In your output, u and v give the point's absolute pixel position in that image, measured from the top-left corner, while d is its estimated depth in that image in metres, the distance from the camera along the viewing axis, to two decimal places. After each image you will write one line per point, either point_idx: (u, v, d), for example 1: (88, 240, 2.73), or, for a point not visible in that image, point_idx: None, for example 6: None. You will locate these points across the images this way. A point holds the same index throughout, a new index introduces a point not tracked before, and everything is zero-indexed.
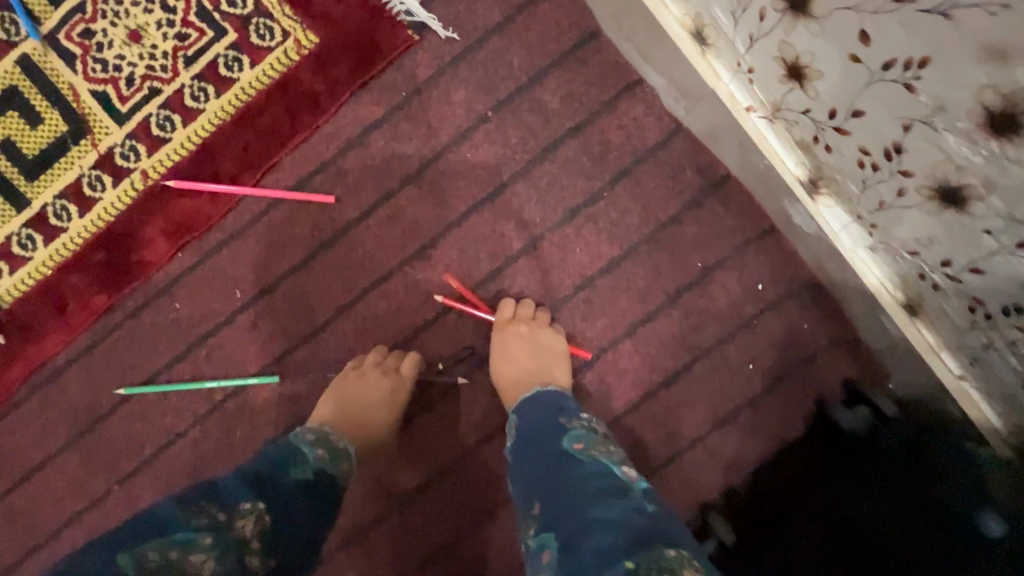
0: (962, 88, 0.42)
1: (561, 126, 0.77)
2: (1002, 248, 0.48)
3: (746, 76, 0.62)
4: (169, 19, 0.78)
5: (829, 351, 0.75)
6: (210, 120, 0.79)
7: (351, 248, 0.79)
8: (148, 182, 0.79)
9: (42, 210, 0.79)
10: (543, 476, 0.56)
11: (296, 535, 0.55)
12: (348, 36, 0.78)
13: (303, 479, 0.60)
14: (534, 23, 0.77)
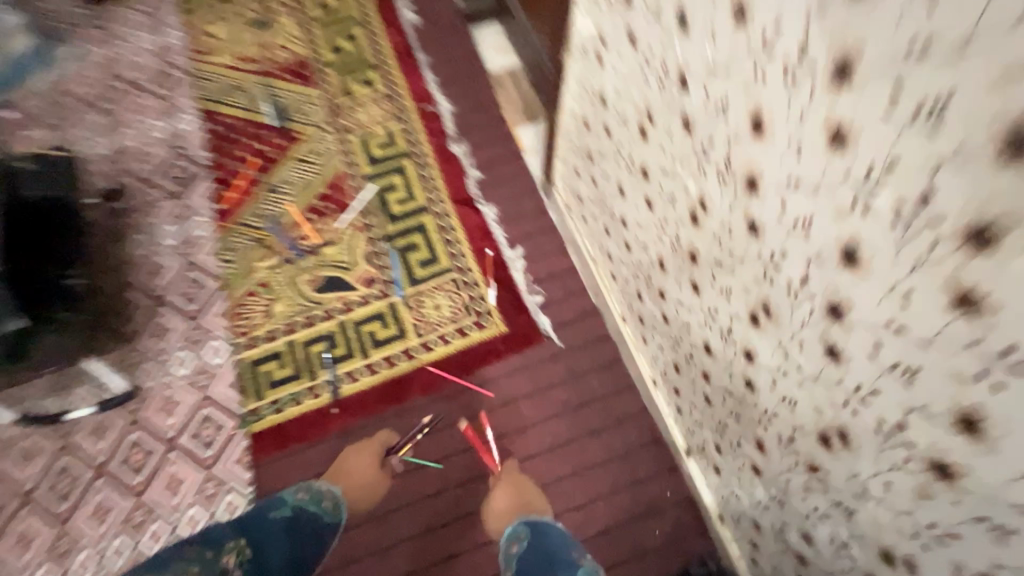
0: (862, 368, 0.43)
1: (566, 320, 1.08)
2: (852, 498, 0.50)
3: (694, 279, 0.67)
4: (369, 210, 1.19)
5: (693, 527, 0.92)
6: (357, 286, 1.12)
7: (451, 404, 1.02)
8: (299, 299, 1.11)
9: (240, 290, 1.11)
10: None
11: (275, 554, 0.87)
12: (480, 251, 1.14)
13: (283, 522, 0.90)
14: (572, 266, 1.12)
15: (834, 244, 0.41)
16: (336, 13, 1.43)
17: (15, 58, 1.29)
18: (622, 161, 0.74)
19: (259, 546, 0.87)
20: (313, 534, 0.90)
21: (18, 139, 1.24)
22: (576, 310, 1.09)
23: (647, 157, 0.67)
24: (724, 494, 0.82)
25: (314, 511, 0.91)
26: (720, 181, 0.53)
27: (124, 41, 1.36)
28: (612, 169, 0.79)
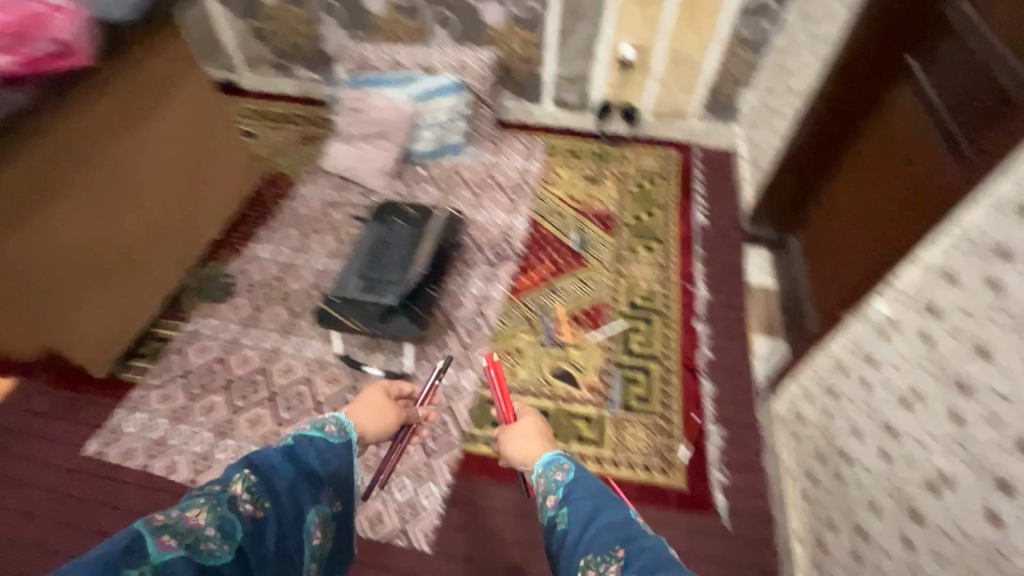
0: None
1: (739, 507, 1.20)
2: None
3: (907, 544, 0.79)
4: (613, 338, 1.48)
5: None
6: (581, 388, 1.38)
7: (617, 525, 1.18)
8: (536, 376, 1.41)
9: (500, 349, 1.45)
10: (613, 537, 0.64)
11: (310, 468, 0.80)
12: (687, 413, 1.34)
13: (282, 452, 0.79)
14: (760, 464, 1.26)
15: None
16: (645, 193, 1.88)
17: (450, 144, 1.91)
18: (869, 419, 0.92)
19: (263, 482, 0.74)
20: (328, 464, 0.82)
21: (419, 188, 1.86)
22: (750, 503, 1.21)
23: (901, 422, 0.83)
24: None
25: (328, 434, 0.85)
26: (977, 486, 0.68)
27: (504, 157, 1.96)
28: (853, 418, 0.96)
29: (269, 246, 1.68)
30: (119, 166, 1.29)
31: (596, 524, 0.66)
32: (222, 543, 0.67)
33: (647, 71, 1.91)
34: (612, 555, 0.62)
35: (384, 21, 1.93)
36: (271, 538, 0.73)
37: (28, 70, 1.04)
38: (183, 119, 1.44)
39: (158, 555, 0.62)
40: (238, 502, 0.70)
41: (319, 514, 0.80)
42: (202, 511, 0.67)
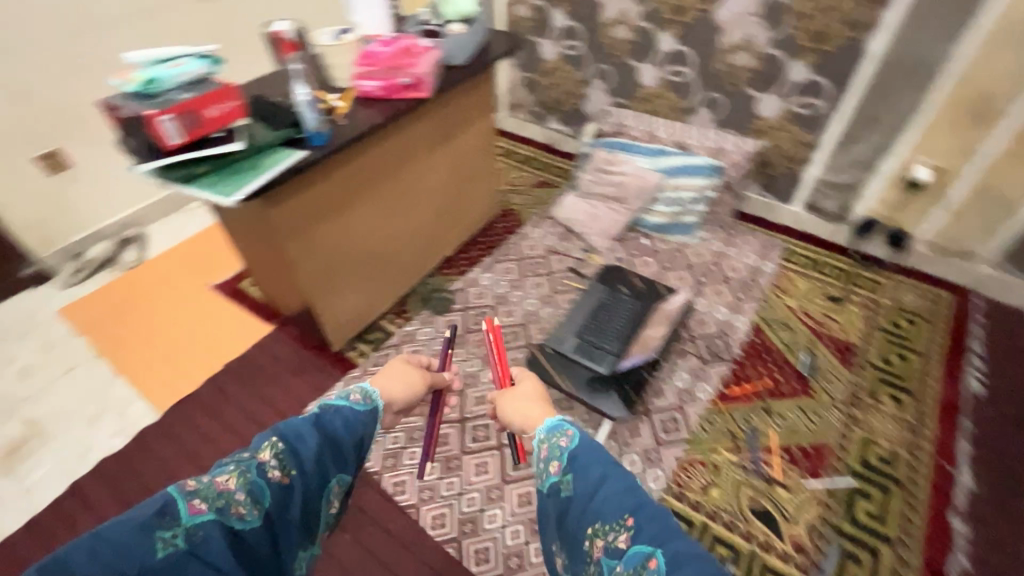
0: None
1: None
2: None
3: None
4: (835, 497, 1.25)
5: None
6: (785, 544, 1.18)
7: None
8: (733, 507, 1.23)
9: (696, 459, 1.30)
10: (621, 501, 0.72)
11: (334, 440, 0.84)
12: None
13: (309, 422, 0.83)
14: None
15: None
16: (902, 332, 1.60)
17: (682, 223, 1.85)
18: None
19: (293, 452, 0.78)
20: (353, 438, 0.87)
21: (640, 258, 1.82)
22: None
23: None
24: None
25: (351, 404, 0.91)
26: None
27: (736, 250, 1.83)
28: None
29: (489, 275, 1.77)
30: (413, 177, 1.47)
31: (603, 493, 0.74)
32: (252, 507, 0.71)
33: (939, 198, 1.66)
34: (619, 522, 0.70)
35: (651, 93, 1.98)
36: (296, 504, 0.76)
37: (385, 93, 1.25)
38: (466, 148, 1.62)
39: (190, 518, 0.65)
40: (265, 469, 0.74)
41: (338, 480, 0.84)
42: (234, 477, 0.71)
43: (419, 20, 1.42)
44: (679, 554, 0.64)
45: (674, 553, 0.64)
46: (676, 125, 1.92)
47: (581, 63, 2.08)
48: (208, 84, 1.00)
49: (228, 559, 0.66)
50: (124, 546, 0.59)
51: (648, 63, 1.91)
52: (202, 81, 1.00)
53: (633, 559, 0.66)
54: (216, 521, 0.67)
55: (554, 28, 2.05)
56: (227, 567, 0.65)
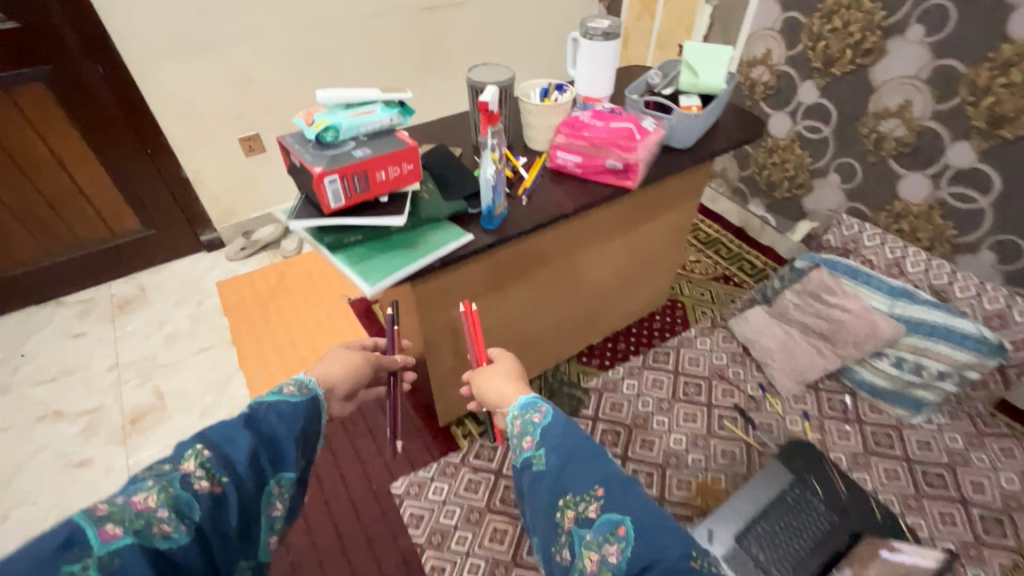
0: None
1: None
2: None
3: None
4: None
5: None
6: None
7: None
8: None
9: None
10: (583, 460, 0.71)
11: (283, 437, 0.63)
12: None
13: (247, 417, 0.63)
14: None
15: None
16: None
17: (912, 396, 1.36)
18: None
19: (228, 453, 0.58)
20: (292, 434, 0.64)
21: (835, 425, 1.39)
22: None
23: None
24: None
25: (286, 397, 0.68)
26: None
27: (986, 459, 1.30)
28: None
29: (634, 382, 1.47)
30: (580, 264, 1.23)
31: (578, 468, 0.70)
32: (180, 523, 0.51)
33: None
34: (588, 490, 0.67)
35: (910, 210, 1.50)
36: (234, 518, 0.56)
37: (581, 171, 1.02)
38: (651, 238, 1.33)
39: (102, 546, 0.47)
40: (187, 478, 0.54)
41: (283, 479, 0.62)
42: (153, 493, 0.52)
43: (646, 82, 1.16)
44: (647, 530, 0.63)
45: (643, 526, 0.64)
46: (938, 263, 1.42)
47: (818, 151, 1.67)
48: (394, 138, 0.85)
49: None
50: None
51: (919, 173, 1.45)
52: (385, 132, 0.85)
53: (602, 523, 0.65)
54: (135, 546, 0.48)
55: (795, 102, 1.67)
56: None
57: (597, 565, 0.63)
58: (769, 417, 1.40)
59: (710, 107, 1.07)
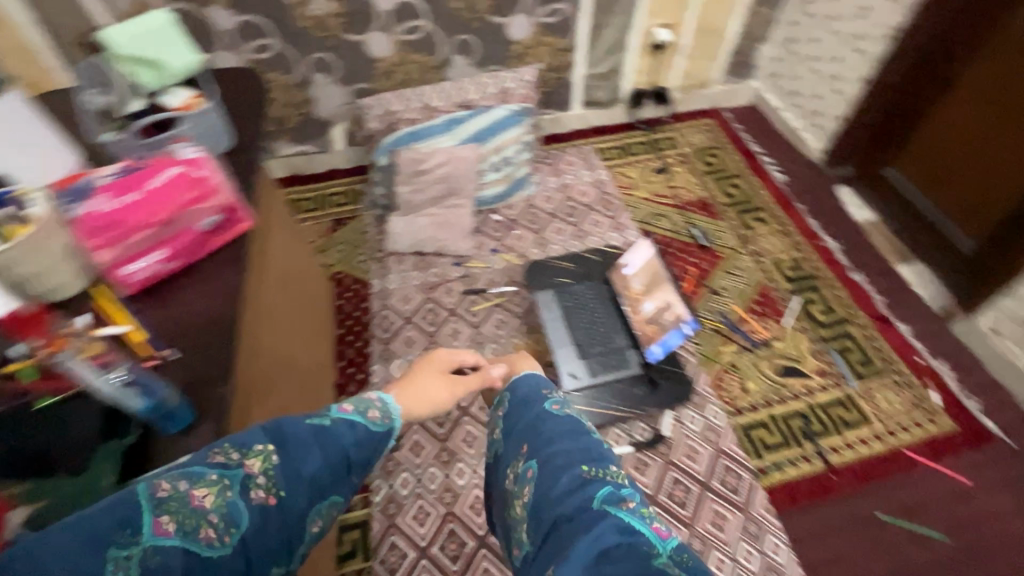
0: None
1: (993, 417, 1.28)
2: None
3: None
4: (804, 315, 1.47)
5: None
6: (810, 380, 1.34)
7: (947, 499, 1.16)
8: (777, 390, 1.33)
9: (728, 372, 1.36)
10: (529, 427, 0.71)
11: (345, 456, 0.57)
12: (906, 355, 1.38)
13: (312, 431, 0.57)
14: (974, 370, 1.36)
15: None
16: (720, 166, 1.87)
17: (516, 179, 1.71)
18: None
19: (291, 464, 0.53)
20: (361, 457, 0.59)
21: (510, 236, 1.66)
22: (1003, 416, 1.29)
23: None
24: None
25: (365, 421, 0.61)
26: None
27: (571, 176, 1.82)
28: None
29: (400, 360, 1.40)
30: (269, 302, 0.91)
31: (517, 428, 0.72)
32: (224, 532, 0.48)
33: (677, 48, 1.84)
34: (522, 452, 0.69)
35: (392, 62, 1.63)
36: (272, 543, 0.51)
37: (180, 259, 0.69)
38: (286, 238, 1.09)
39: (151, 536, 0.45)
40: (246, 486, 0.50)
41: (330, 504, 0.57)
42: (213, 492, 0.49)
43: (92, 112, 0.80)
44: (558, 476, 0.62)
45: (562, 478, 0.62)
46: (445, 86, 1.65)
47: (286, 65, 1.56)
48: None
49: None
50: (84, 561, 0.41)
51: (373, 31, 1.54)
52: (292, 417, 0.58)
53: (523, 475, 0.66)
54: (178, 546, 0.45)
55: (218, 34, 1.44)
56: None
57: (523, 504, 0.64)
58: (487, 275, 1.57)
59: (203, 90, 0.83)
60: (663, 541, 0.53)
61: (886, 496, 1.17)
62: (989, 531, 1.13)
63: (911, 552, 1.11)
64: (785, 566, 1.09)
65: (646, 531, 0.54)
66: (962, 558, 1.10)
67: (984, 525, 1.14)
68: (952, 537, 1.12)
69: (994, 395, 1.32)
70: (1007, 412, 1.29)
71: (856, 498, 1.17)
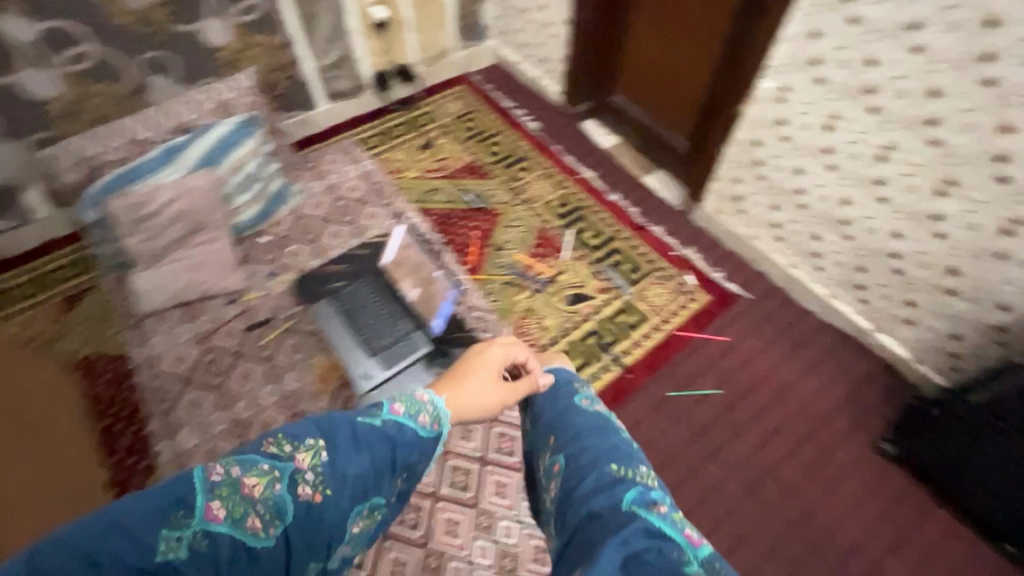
0: (993, 207, 1.00)
1: (734, 279, 1.54)
2: (1001, 281, 1.05)
3: (842, 222, 1.27)
4: (579, 244, 1.61)
5: (882, 385, 1.34)
6: (595, 300, 1.49)
7: (715, 359, 1.38)
8: (571, 319, 1.45)
9: (526, 318, 1.45)
10: (557, 419, 0.78)
11: (388, 457, 0.70)
12: (663, 253, 1.59)
13: (356, 440, 0.69)
14: (714, 247, 1.61)
15: (991, 140, 0.95)
16: (479, 129, 1.93)
17: (273, 194, 1.60)
18: (775, 167, 1.35)
19: (335, 467, 0.66)
20: (409, 455, 0.72)
21: (285, 255, 1.55)
22: (741, 277, 1.54)
23: (817, 164, 1.25)
24: (943, 366, 1.24)
25: (418, 424, 0.74)
26: (883, 152, 1.11)
27: (336, 174, 1.75)
28: (773, 172, 1.36)
29: (189, 425, 1.25)
30: None
31: (546, 424, 0.79)
32: (269, 523, 0.62)
33: (401, 24, 1.83)
34: (550, 441, 0.76)
35: (70, 100, 1.38)
36: (314, 530, 0.65)
37: None
38: None
39: (202, 521, 0.59)
40: (296, 481, 0.64)
41: (371, 503, 0.70)
42: (260, 481, 0.63)
43: None
44: (592, 470, 0.69)
45: (595, 473, 0.69)
46: (149, 113, 1.45)
47: None
48: None
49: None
50: (136, 521, 0.55)
51: (23, 69, 1.28)
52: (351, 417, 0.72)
53: (552, 468, 0.73)
54: (229, 531, 0.59)
55: None
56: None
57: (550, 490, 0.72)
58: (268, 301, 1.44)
59: None
60: (693, 546, 0.59)
61: (672, 375, 1.35)
62: (749, 371, 1.36)
63: (700, 412, 1.30)
64: None
65: (678, 535, 0.60)
66: (734, 401, 1.32)
67: (744, 369, 1.37)
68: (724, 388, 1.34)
69: (732, 261, 1.58)
70: (743, 271, 1.55)
71: (650, 387, 1.33)
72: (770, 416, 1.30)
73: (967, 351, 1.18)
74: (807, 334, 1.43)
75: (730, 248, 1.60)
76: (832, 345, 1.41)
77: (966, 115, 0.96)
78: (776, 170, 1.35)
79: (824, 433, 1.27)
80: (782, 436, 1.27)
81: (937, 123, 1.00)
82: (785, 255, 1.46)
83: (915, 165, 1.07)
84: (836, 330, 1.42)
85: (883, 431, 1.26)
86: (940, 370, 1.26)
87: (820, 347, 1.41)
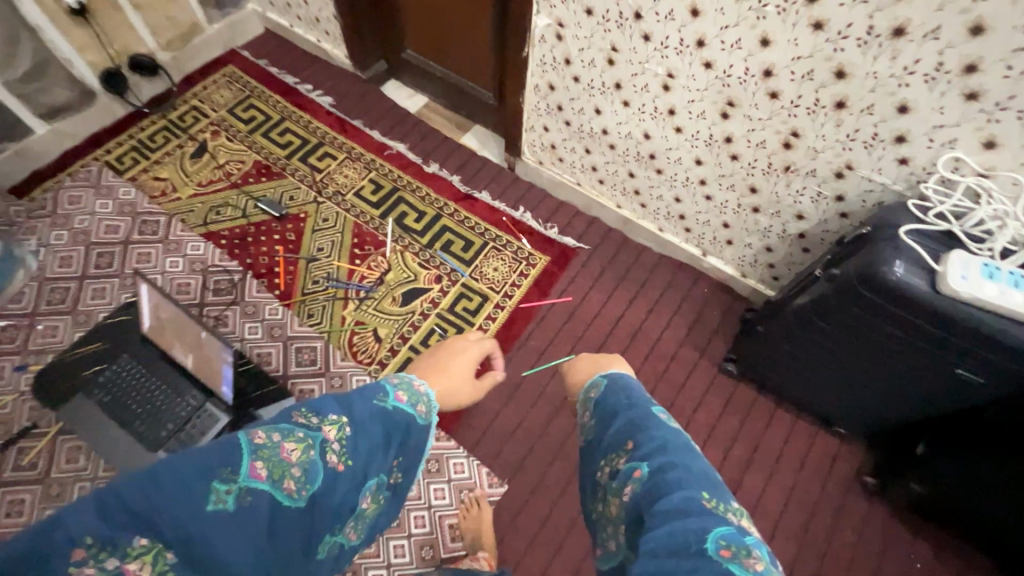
0: (770, 123, 0.97)
1: (569, 231, 1.46)
2: (793, 192, 1.05)
3: (650, 157, 1.21)
4: (403, 232, 1.44)
5: (721, 305, 1.36)
6: (431, 292, 1.35)
7: (564, 324, 1.32)
8: (408, 320, 1.31)
9: (357, 333, 1.28)
10: (632, 428, 0.84)
11: (388, 441, 0.70)
12: (494, 220, 1.47)
13: (375, 414, 0.70)
14: (544, 200, 1.51)
15: (753, 57, 0.89)
16: (262, 117, 1.63)
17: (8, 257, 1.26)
18: (576, 111, 1.24)
19: (356, 440, 0.65)
20: (410, 427, 0.74)
21: (34, 337, 1.22)
22: (575, 227, 1.47)
23: (612, 100, 1.15)
24: (766, 277, 1.28)
25: (417, 413, 0.76)
26: (665, 80, 1.03)
27: (84, 216, 1.39)
28: (574, 116, 1.26)
29: None
30: None
31: (611, 429, 0.88)
32: (300, 487, 0.58)
33: (113, 5, 1.43)
34: (623, 448, 0.82)
35: None
36: (337, 501, 0.62)
37: None
38: None
39: (247, 478, 0.54)
40: (325, 451, 0.62)
41: (375, 480, 0.70)
42: (298, 444, 0.60)
43: None
44: (684, 491, 0.68)
45: (685, 492, 0.67)
46: None
47: None
48: None
49: (249, 555, 0.51)
50: (191, 475, 0.50)
51: None
52: (363, 395, 0.72)
53: (627, 476, 0.77)
54: (263, 491, 0.54)
55: None
56: (261, 565, 0.52)
57: (619, 492, 0.76)
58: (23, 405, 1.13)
59: None
60: None
61: (523, 354, 1.28)
62: (597, 327, 1.33)
63: (557, 385, 1.24)
64: (471, 477, 1.13)
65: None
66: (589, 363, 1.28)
67: (592, 326, 1.33)
68: (577, 352, 1.30)
69: (564, 212, 1.49)
70: (577, 220, 1.48)
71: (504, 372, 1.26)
72: (625, 368, 1.28)
73: (781, 261, 1.21)
74: (649, 272, 1.40)
75: (560, 199, 1.51)
76: (672, 277, 1.40)
77: (727, 33, 0.89)
78: (578, 113, 1.24)
79: (675, 370, 1.28)
80: (639, 384, 1.26)
81: (705, 44, 0.93)
82: (611, 196, 1.40)
83: (696, 92, 1.01)
84: (673, 261, 1.41)
85: (725, 353, 1.29)
86: (765, 280, 1.29)
87: (662, 281, 1.39)
